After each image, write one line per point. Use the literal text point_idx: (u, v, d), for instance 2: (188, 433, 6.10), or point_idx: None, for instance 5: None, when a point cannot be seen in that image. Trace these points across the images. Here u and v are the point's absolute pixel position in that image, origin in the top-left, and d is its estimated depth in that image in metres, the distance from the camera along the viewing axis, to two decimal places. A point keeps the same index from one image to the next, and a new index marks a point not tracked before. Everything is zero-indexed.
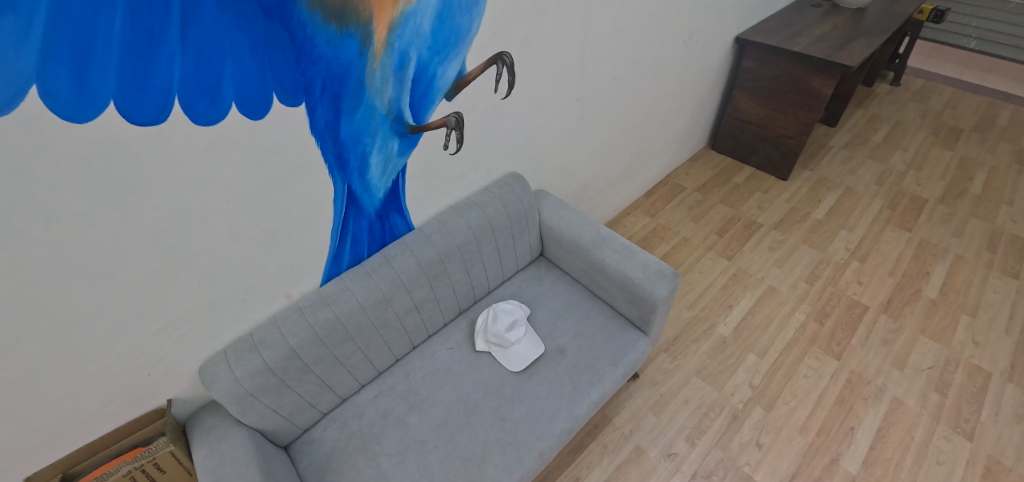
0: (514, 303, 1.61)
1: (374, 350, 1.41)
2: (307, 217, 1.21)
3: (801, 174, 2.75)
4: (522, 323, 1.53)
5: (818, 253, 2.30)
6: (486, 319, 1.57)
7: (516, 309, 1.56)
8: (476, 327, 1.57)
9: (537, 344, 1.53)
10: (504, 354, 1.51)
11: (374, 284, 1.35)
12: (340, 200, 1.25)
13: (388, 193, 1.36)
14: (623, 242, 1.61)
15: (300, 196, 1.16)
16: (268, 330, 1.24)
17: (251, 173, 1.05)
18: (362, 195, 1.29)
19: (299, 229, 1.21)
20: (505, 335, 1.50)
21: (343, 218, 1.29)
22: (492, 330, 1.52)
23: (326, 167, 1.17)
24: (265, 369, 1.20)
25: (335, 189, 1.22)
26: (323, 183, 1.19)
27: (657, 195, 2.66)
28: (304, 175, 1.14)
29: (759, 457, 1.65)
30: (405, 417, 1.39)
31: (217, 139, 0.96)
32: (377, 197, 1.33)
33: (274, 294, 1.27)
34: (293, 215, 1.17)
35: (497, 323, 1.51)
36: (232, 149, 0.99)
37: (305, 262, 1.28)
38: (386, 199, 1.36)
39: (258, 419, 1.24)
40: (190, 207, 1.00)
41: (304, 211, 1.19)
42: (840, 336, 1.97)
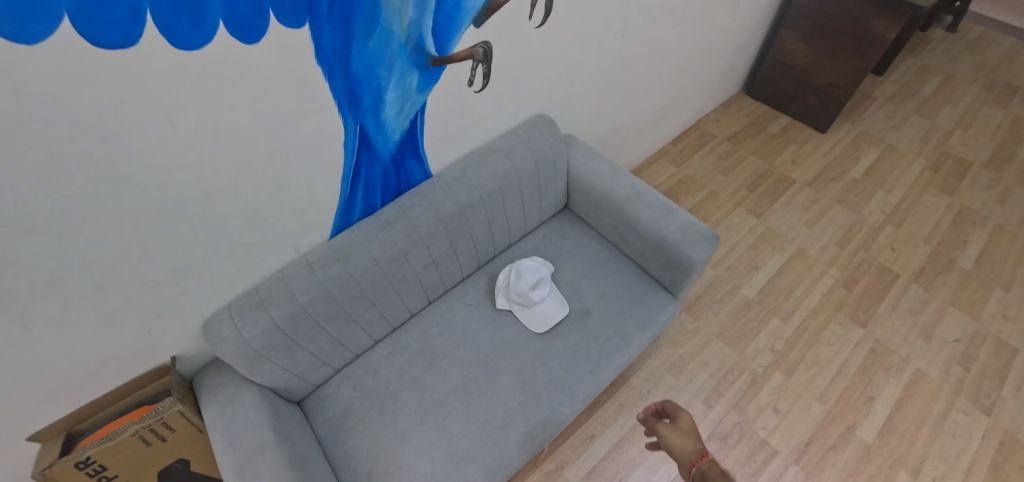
0: (537, 260, 1.47)
1: (388, 307, 1.31)
2: (312, 163, 1.05)
3: (840, 128, 2.55)
4: (546, 282, 1.41)
5: (852, 215, 2.17)
6: (508, 277, 1.44)
7: (540, 267, 1.43)
8: (496, 284, 1.45)
9: (561, 305, 1.42)
10: (526, 313, 1.40)
11: (389, 239, 1.20)
12: (352, 142, 1.08)
13: (405, 135, 1.17)
14: (660, 199, 1.46)
15: (304, 137, 0.99)
16: (274, 285, 1.13)
17: (246, 112, 0.88)
18: (377, 138, 1.11)
19: (304, 175, 1.05)
20: (528, 294, 1.38)
21: (355, 164, 1.12)
22: (515, 289, 1.39)
23: (336, 105, 0.99)
24: (275, 328, 1.11)
25: (346, 131, 1.05)
26: (332, 122, 1.01)
27: (685, 143, 2.46)
28: (308, 113, 0.96)
29: (775, 422, 1.64)
30: (422, 376, 1.33)
31: (203, 68, 0.78)
32: (393, 141, 1.15)
33: (279, 246, 1.14)
34: (297, 159, 1.01)
35: (520, 282, 1.38)
36: (224, 83, 0.82)
37: (313, 213, 1.14)
38: (403, 143, 1.17)
39: (271, 375, 1.18)
40: (179, 151, 0.84)
41: (309, 155, 1.03)
42: (868, 303, 1.90)
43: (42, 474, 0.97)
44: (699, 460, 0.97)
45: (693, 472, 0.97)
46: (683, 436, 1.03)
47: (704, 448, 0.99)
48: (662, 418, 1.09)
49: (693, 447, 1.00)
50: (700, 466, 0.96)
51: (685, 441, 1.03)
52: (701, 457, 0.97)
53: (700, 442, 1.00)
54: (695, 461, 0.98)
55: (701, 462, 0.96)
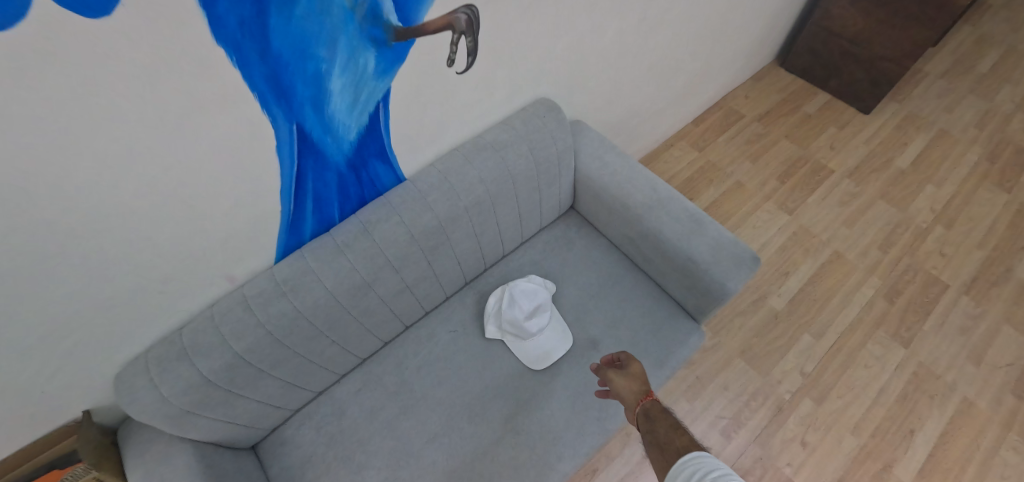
0: (536, 280, 1.23)
1: (353, 341, 1.07)
2: (234, 177, 0.78)
3: (885, 109, 2.24)
4: (546, 309, 1.18)
5: (896, 213, 1.91)
6: (500, 302, 1.20)
7: (540, 290, 1.19)
8: (486, 309, 1.21)
9: (565, 336, 1.19)
10: (521, 346, 1.17)
11: (347, 267, 0.94)
12: (289, 147, 0.79)
13: (365, 134, 0.87)
14: (687, 206, 1.16)
15: (215, 145, 0.72)
16: (200, 328, 0.89)
17: (111, 115, 0.62)
18: (325, 140, 0.82)
19: (224, 193, 0.79)
20: (524, 325, 1.14)
21: (297, 175, 0.84)
22: (508, 318, 1.16)
23: (257, 100, 0.71)
24: (205, 382, 0.89)
25: (278, 133, 0.77)
26: (256, 123, 0.74)
27: (709, 123, 2.15)
28: (215, 112, 0.69)
29: (802, 458, 1.44)
30: (396, 421, 1.11)
31: (18, 52, 0.53)
32: (349, 142, 0.86)
33: (204, 278, 0.89)
34: (209, 174, 0.75)
35: (515, 310, 1.15)
36: (65, 75, 0.56)
37: (246, 238, 0.88)
38: (362, 143, 0.88)
39: (208, 430, 0.96)
40: (19, 176, 0.60)
41: (227, 168, 0.76)
42: (911, 319, 1.67)
43: None
44: (644, 400, 0.91)
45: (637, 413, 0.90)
46: (631, 380, 0.96)
47: (649, 389, 0.93)
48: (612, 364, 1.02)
49: (638, 388, 0.93)
50: (643, 405, 0.90)
51: (632, 384, 0.95)
52: (646, 397, 0.91)
53: (646, 382, 0.94)
54: (640, 402, 0.91)
55: (647, 402, 0.90)
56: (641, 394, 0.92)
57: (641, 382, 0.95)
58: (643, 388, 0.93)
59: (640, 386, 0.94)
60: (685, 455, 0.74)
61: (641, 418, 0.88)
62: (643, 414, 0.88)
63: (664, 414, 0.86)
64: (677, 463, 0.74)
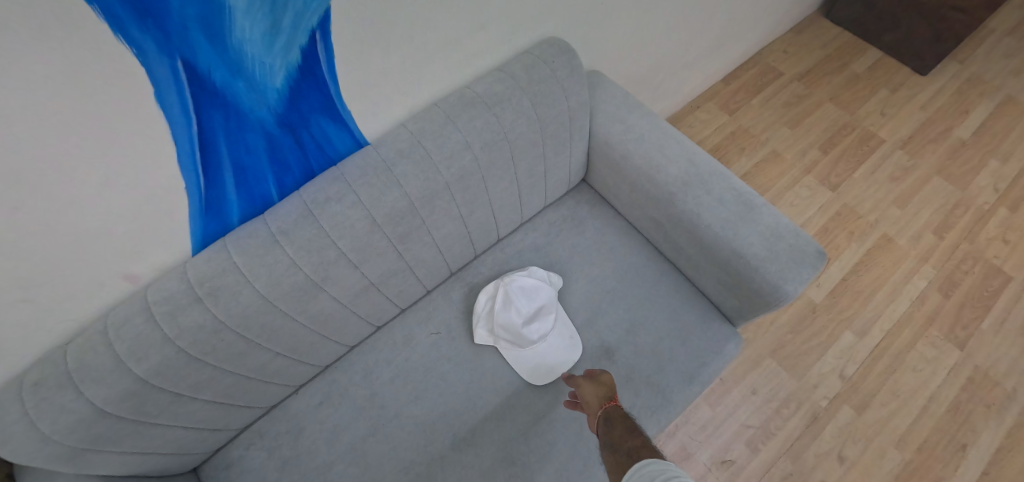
0: (537, 274, 1.00)
1: (306, 350, 0.85)
2: (98, 139, 0.55)
3: (944, 70, 1.93)
4: (551, 310, 0.96)
5: (955, 192, 1.65)
6: (494, 302, 0.97)
7: (542, 287, 0.98)
8: (477, 310, 0.98)
9: (575, 342, 0.97)
10: (519, 356, 0.95)
11: (285, 265, 0.71)
12: (177, 93, 0.55)
13: (298, 79, 0.62)
14: (732, 184, 0.90)
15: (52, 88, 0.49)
16: (88, 345, 0.67)
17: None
18: (233, 85, 0.58)
19: (86, 163, 0.55)
20: (523, 331, 0.94)
21: (200, 135, 0.60)
22: (503, 322, 0.95)
23: (105, 16, 0.47)
24: (100, 415, 0.67)
25: (155, 72, 0.53)
26: (112, 56, 0.50)
27: (742, 81, 1.85)
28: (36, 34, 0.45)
29: (838, 475, 1.25)
30: (362, 445, 0.90)
31: None
32: (275, 91, 0.62)
33: (89, 281, 0.66)
34: (53, 134, 0.51)
35: (513, 312, 0.95)
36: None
37: (141, 226, 0.65)
38: (295, 91, 0.63)
39: (120, 468, 0.74)
40: None
41: (80, 124, 0.52)
42: (968, 316, 1.45)
43: None
44: (606, 405, 0.79)
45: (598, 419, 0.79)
46: (597, 387, 0.83)
47: (614, 394, 0.81)
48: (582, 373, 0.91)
49: (602, 392, 0.82)
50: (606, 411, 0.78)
51: (598, 391, 0.83)
52: (608, 402, 0.80)
53: (612, 387, 0.83)
54: (603, 407, 0.80)
55: (608, 407, 0.79)
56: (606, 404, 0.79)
57: (608, 394, 0.82)
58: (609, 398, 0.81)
59: (606, 396, 0.81)
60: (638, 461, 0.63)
61: (600, 425, 0.77)
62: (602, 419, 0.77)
63: (626, 419, 0.74)
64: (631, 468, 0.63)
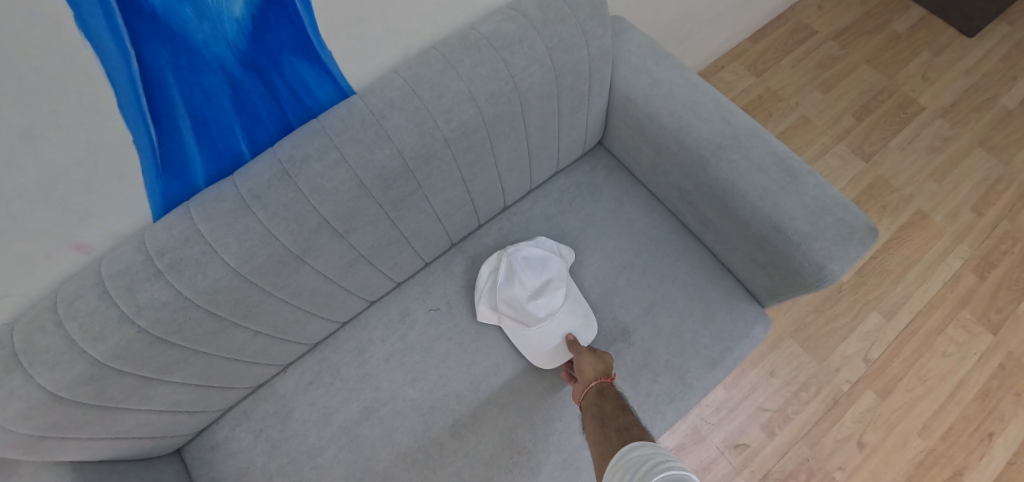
0: (545, 245, 0.91)
1: (291, 327, 0.77)
2: (11, 75, 0.44)
3: (994, 32, 1.75)
4: (561, 283, 0.86)
5: (997, 165, 1.52)
6: (496, 276, 0.88)
7: (550, 259, 0.88)
8: (478, 287, 0.89)
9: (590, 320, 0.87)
10: (525, 337, 0.85)
11: (258, 234, 0.62)
12: (105, 18, 0.45)
13: (262, 6, 0.52)
14: (773, 149, 0.79)
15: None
16: (37, 323, 0.58)
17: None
18: (177, 9, 0.47)
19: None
20: (529, 308, 0.85)
21: (144, 76, 0.50)
22: (506, 298, 0.86)
23: None
24: (56, 402, 0.59)
25: None
26: None
27: (772, 39, 1.70)
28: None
29: (857, 462, 1.19)
30: (356, 428, 0.84)
31: None
32: (234, 20, 0.51)
33: (31, 252, 0.57)
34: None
35: (518, 287, 0.85)
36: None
37: (85, 187, 0.55)
38: (259, 21, 0.53)
39: (89, 454, 0.68)
40: None
41: None
42: (1005, 299, 1.35)
43: None
44: (601, 379, 0.75)
45: (588, 390, 0.74)
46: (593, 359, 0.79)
47: (611, 373, 0.76)
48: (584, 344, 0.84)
49: (599, 366, 0.77)
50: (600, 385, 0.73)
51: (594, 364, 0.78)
52: (604, 378, 0.75)
53: (610, 366, 0.78)
54: (596, 380, 0.75)
55: (602, 383, 0.74)
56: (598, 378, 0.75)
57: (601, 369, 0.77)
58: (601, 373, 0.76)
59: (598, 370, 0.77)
60: (631, 449, 0.57)
61: (591, 399, 0.73)
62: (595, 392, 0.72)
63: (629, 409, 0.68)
64: (621, 458, 0.57)
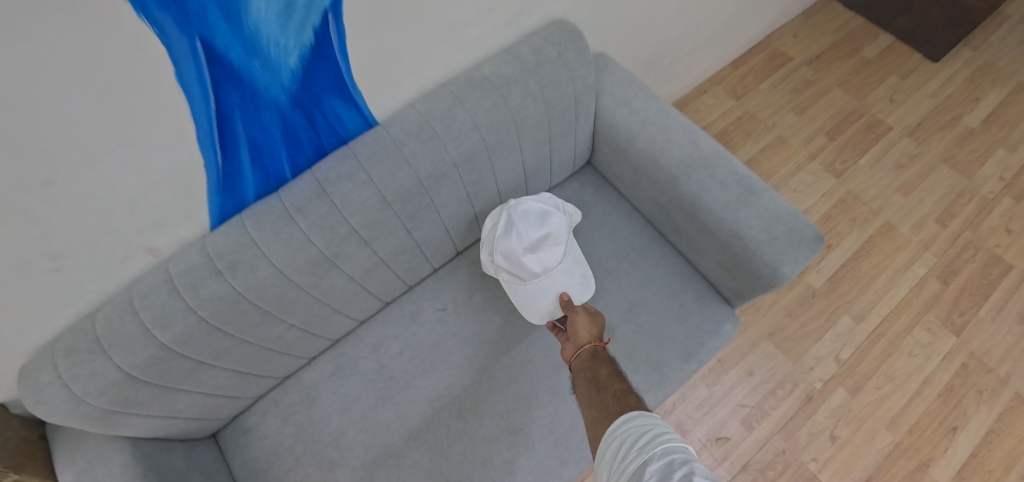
0: (548, 199, 0.94)
1: (319, 323, 0.89)
2: (126, 115, 0.57)
3: (957, 57, 1.89)
4: (558, 241, 0.89)
5: (960, 180, 1.65)
6: (497, 226, 0.91)
7: (550, 214, 0.91)
8: (481, 236, 0.94)
9: (586, 280, 0.94)
10: (522, 290, 0.90)
11: (299, 240, 0.74)
12: (196, 72, 0.57)
13: (312, 59, 0.65)
14: (735, 169, 0.92)
15: (77, 63, 0.51)
16: (114, 314, 0.71)
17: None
18: (248, 63, 0.60)
19: (111, 137, 0.58)
20: (524, 262, 0.87)
21: (218, 114, 0.62)
22: (504, 251, 0.89)
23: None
24: (128, 380, 0.71)
25: (176, 52, 0.55)
26: (141, 39, 0.52)
27: (750, 66, 1.84)
28: (62, 9, 0.47)
29: (830, 453, 1.29)
30: (373, 413, 0.95)
31: None
32: (289, 70, 0.64)
33: (114, 254, 0.69)
34: (77, 108, 0.53)
35: (515, 240, 0.88)
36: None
37: (160, 200, 0.67)
38: (307, 69, 0.65)
39: (146, 429, 0.80)
40: None
41: (113, 102, 0.55)
42: (967, 303, 1.46)
43: None
44: (594, 342, 0.83)
45: (581, 351, 0.82)
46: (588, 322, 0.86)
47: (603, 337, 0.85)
48: (580, 304, 0.90)
49: (593, 329, 0.85)
50: (593, 348, 0.81)
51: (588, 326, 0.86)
52: (598, 342, 0.83)
53: (602, 329, 0.86)
54: (590, 343, 0.83)
55: (596, 348, 0.82)
56: (590, 339, 0.83)
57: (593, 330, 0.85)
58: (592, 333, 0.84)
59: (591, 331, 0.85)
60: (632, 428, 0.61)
61: (584, 363, 0.80)
62: (589, 355, 0.80)
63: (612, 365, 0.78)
64: (624, 434, 0.61)
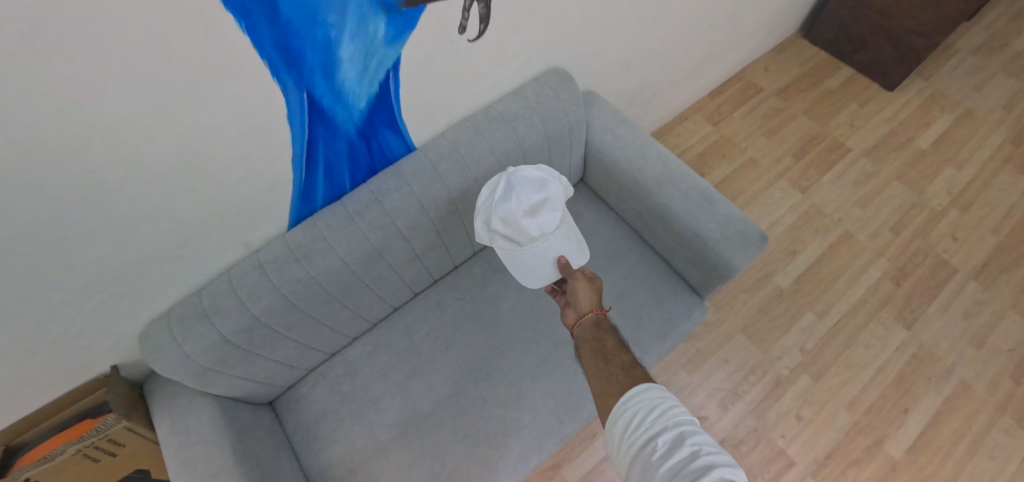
0: (545, 168, 1.00)
1: (365, 307, 1.11)
2: (251, 145, 0.81)
3: (910, 87, 2.14)
4: (554, 207, 0.95)
5: (912, 195, 1.87)
6: (495, 192, 0.97)
7: (547, 183, 0.96)
8: (479, 201, 0.99)
9: (579, 245, 1.00)
10: (518, 254, 0.96)
11: (357, 237, 0.97)
12: (299, 115, 0.81)
13: (375, 103, 0.88)
14: (698, 184, 1.14)
15: (229, 110, 0.74)
16: (217, 291, 0.93)
17: (121, 74, 0.63)
18: (334, 108, 0.83)
19: (238, 159, 0.81)
20: (522, 225, 0.93)
21: (307, 142, 0.86)
22: (502, 215, 0.94)
23: (268, 68, 0.73)
24: (225, 342, 0.93)
25: (289, 103, 0.78)
26: (271, 95, 0.76)
27: (726, 96, 2.10)
28: (229, 77, 0.71)
29: (796, 431, 1.48)
30: (405, 383, 1.16)
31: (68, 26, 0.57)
32: (360, 112, 0.87)
33: (222, 244, 0.92)
34: (223, 138, 0.77)
35: (514, 204, 0.93)
36: (70, 27, 0.57)
37: (259, 204, 0.91)
38: (372, 111, 0.89)
39: (229, 385, 1.01)
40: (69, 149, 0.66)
41: (245, 135, 0.79)
42: (917, 302, 1.67)
43: None
44: (596, 310, 0.91)
45: (584, 318, 0.92)
46: (589, 290, 0.94)
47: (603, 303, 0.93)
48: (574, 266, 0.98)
49: (594, 298, 0.93)
50: (595, 316, 0.90)
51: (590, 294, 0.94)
52: (599, 310, 0.91)
53: (601, 296, 0.94)
54: (592, 311, 0.92)
55: (598, 315, 0.91)
56: (591, 306, 0.92)
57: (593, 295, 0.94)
58: (592, 299, 0.93)
59: (591, 297, 0.94)
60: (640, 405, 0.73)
61: (587, 330, 0.90)
62: (592, 324, 0.90)
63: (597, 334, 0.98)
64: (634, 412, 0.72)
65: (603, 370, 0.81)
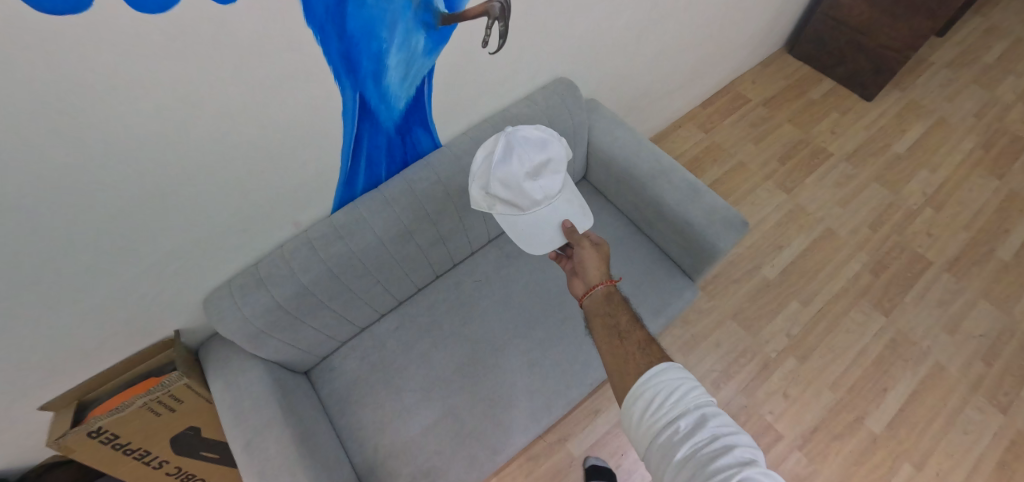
0: (540, 131, 1.12)
1: (394, 283, 1.26)
2: (312, 136, 0.97)
3: (887, 97, 2.31)
4: (550, 168, 1.08)
5: (889, 195, 2.02)
6: (496, 153, 1.08)
7: (543, 145, 1.09)
8: (479, 161, 1.10)
9: (573, 200, 1.14)
10: (520, 211, 1.09)
11: (391, 218, 1.13)
12: (352, 113, 0.98)
13: (412, 104, 1.05)
14: (687, 177, 1.30)
15: (300, 107, 0.91)
16: (272, 263, 1.09)
17: (227, 77, 0.80)
18: (380, 108, 1.00)
19: (302, 147, 0.97)
20: (524, 184, 1.06)
21: (355, 136, 1.02)
22: (503, 175, 1.06)
23: (333, 74, 0.90)
24: (278, 307, 1.08)
25: (345, 102, 0.95)
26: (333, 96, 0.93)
27: (716, 106, 2.27)
28: (303, 80, 0.88)
29: (783, 407, 1.61)
30: (428, 353, 1.30)
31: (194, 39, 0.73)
32: (399, 111, 1.04)
33: (279, 222, 1.09)
34: (293, 131, 0.94)
35: (515, 165, 1.05)
36: (194, 39, 0.73)
37: (313, 188, 1.07)
38: (409, 111, 1.06)
39: (278, 349, 1.16)
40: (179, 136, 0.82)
41: (309, 128, 0.96)
42: (894, 291, 1.81)
43: (58, 443, 0.98)
44: (605, 282, 1.03)
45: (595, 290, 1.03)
46: (598, 264, 1.06)
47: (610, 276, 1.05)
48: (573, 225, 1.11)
49: (602, 272, 1.05)
50: (604, 287, 1.02)
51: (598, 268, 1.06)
52: (608, 282, 1.03)
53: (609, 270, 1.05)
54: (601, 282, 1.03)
55: (608, 287, 1.02)
56: (601, 278, 1.04)
57: (602, 268, 1.06)
58: (601, 272, 1.05)
59: (600, 270, 1.05)
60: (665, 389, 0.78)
61: (597, 300, 1.01)
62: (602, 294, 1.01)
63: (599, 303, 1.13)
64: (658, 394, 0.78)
65: (605, 324, 0.95)
